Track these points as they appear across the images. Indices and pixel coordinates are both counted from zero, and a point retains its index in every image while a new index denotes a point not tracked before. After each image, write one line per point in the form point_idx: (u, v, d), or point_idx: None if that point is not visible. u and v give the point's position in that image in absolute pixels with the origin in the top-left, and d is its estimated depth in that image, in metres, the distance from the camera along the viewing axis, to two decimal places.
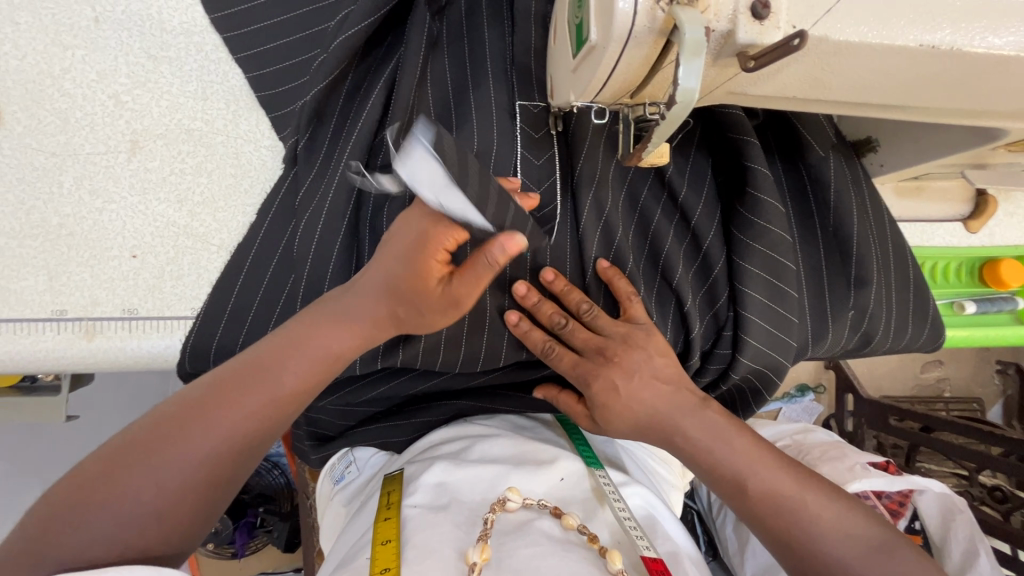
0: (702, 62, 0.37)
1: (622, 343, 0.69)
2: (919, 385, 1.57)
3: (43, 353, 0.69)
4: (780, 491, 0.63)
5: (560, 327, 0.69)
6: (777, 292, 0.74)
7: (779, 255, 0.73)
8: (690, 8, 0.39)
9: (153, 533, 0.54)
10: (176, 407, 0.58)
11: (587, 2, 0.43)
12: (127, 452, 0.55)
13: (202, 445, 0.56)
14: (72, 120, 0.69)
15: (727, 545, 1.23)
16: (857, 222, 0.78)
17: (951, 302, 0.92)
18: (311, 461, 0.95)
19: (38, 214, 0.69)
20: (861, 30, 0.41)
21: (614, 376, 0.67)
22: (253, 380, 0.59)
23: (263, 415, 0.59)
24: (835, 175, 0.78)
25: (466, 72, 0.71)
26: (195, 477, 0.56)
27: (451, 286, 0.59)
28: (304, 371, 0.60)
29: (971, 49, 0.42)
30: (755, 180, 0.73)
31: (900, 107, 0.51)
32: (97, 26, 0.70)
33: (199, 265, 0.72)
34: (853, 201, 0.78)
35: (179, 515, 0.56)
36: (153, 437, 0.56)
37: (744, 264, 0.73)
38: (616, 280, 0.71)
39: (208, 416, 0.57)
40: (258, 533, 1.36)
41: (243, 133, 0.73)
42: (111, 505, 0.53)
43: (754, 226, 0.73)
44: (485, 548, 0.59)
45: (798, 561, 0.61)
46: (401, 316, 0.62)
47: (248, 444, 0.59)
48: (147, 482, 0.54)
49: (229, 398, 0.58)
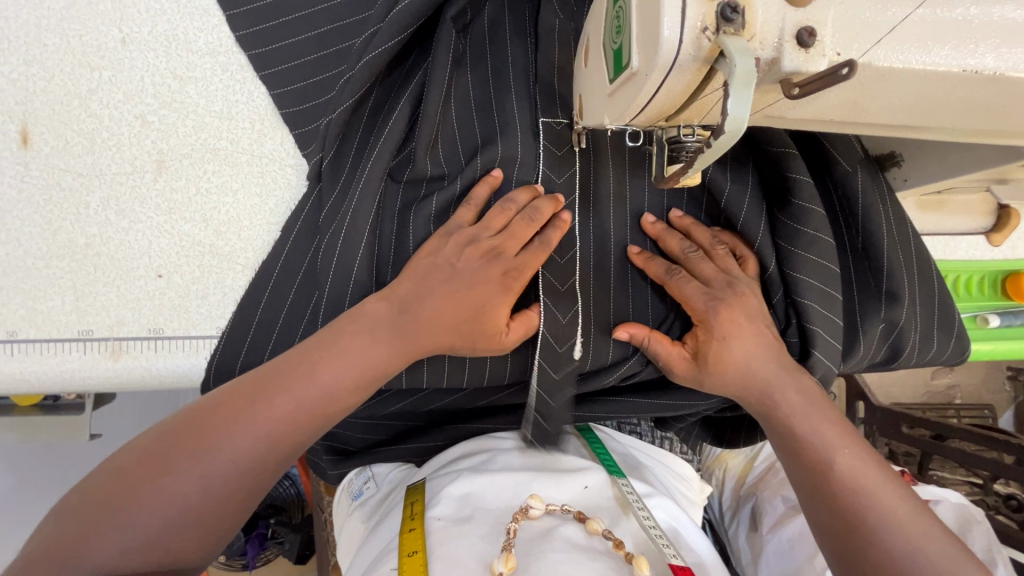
0: (753, 92, 0.36)
1: (731, 290, 0.72)
2: (931, 391, 1.57)
3: (70, 372, 0.69)
4: (854, 481, 0.64)
5: (689, 253, 0.73)
6: (831, 296, 0.75)
7: (831, 259, 0.75)
8: (737, 37, 0.38)
9: (186, 539, 0.54)
10: (209, 407, 0.58)
11: (627, 28, 0.43)
12: (164, 453, 0.55)
13: (237, 449, 0.56)
14: (99, 140, 0.70)
15: (740, 554, 1.23)
16: (887, 233, 0.78)
17: (974, 316, 0.93)
18: (329, 476, 0.95)
19: (66, 234, 0.69)
20: (905, 57, 0.41)
21: (739, 313, 0.71)
22: (289, 380, 0.59)
23: (292, 421, 0.58)
24: (864, 188, 0.77)
25: (490, 87, 0.71)
26: (230, 480, 0.56)
27: (508, 331, 0.68)
28: (317, 388, 0.59)
29: (1014, 73, 0.42)
30: (798, 191, 0.73)
31: (938, 129, 0.51)
32: (124, 47, 0.70)
33: (225, 285, 0.72)
34: (884, 215, 0.78)
35: (211, 522, 0.55)
36: (187, 438, 0.56)
37: (799, 269, 0.74)
38: (736, 242, 0.76)
39: (244, 415, 0.57)
40: (269, 545, 1.36)
41: (266, 151, 0.73)
42: (149, 504, 0.53)
43: (804, 234, 0.74)
44: (511, 557, 0.59)
45: (855, 548, 0.61)
46: (462, 341, 0.66)
47: (280, 447, 0.58)
48: (185, 482, 0.54)
49: (262, 403, 0.58)
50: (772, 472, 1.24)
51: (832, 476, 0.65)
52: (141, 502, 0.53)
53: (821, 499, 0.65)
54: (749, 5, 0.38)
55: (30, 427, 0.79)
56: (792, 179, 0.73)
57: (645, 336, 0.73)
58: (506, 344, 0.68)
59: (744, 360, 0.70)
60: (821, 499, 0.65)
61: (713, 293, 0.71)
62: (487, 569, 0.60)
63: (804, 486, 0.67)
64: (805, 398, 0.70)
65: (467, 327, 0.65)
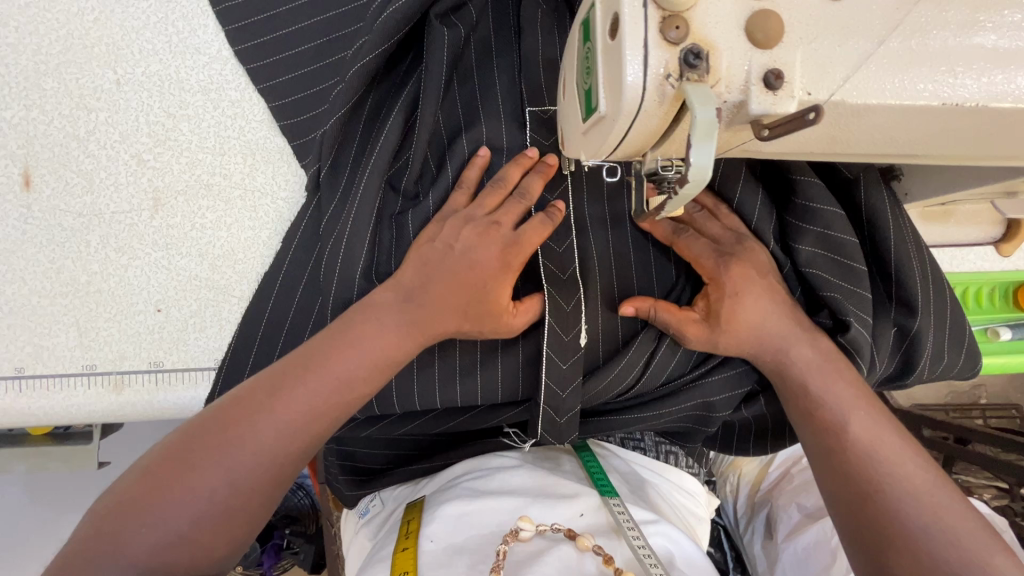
0: (716, 143, 0.35)
1: (739, 243, 0.71)
2: (953, 392, 1.52)
3: (76, 406, 0.71)
4: (874, 462, 0.63)
5: (695, 215, 0.72)
6: (848, 295, 0.72)
7: (842, 257, 0.73)
8: (700, 83, 0.38)
9: (217, 529, 0.55)
10: (230, 403, 0.59)
11: (595, 69, 0.43)
12: (192, 448, 0.56)
13: (258, 446, 0.57)
14: (97, 180, 0.72)
15: (756, 563, 1.21)
16: (898, 237, 0.75)
17: (985, 329, 0.90)
18: (345, 498, 0.95)
19: (68, 272, 0.71)
20: (879, 93, 0.40)
21: (750, 267, 0.69)
22: (309, 370, 0.60)
23: (311, 413, 0.59)
24: (873, 195, 0.75)
25: (478, 109, 0.71)
26: (255, 476, 0.57)
27: (513, 316, 0.66)
28: (314, 396, 0.59)
29: (998, 104, 0.41)
30: (808, 190, 0.72)
31: (929, 156, 0.49)
32: (119, 87, 0.72)
33: (221, 317, 0.73)
34: (898, 219, 0.76)
35: (241, 513, 0.56)
36: (214, 432, 0.57)
37: (807, 270, 0.72)
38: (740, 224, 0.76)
39: (267, 408, 0.58)
40: (285, 554, 1.37)
41: (258, 185, 0.74)
42: (175, 503, 0.54)
43: (812, 233, 0.72)
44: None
45: (873, 524, 0.60)
46: (465, 332, 0.65)
47: (301, 437, 0.59)
48: (209, 481, 0.55)
49: (286, 394, 0.59)
50: (788, 480, 1.22)
51: (849, 457, 0.64)
52: (167, 502, 0.53)
53: (839, 479, 0.64)
54: (712, 50, 0.38)
55: (43, 457, 0.81)
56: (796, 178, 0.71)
57: (650, 307, 0.69)
58: (511, 329, 0.66)
59: (755, 318, 0.69)
60: (838, 496, 0.64)
61: (723, 249, 0.70)
62: None
63: (823, 469, 0.66)
64: (821, 368, 0.69)
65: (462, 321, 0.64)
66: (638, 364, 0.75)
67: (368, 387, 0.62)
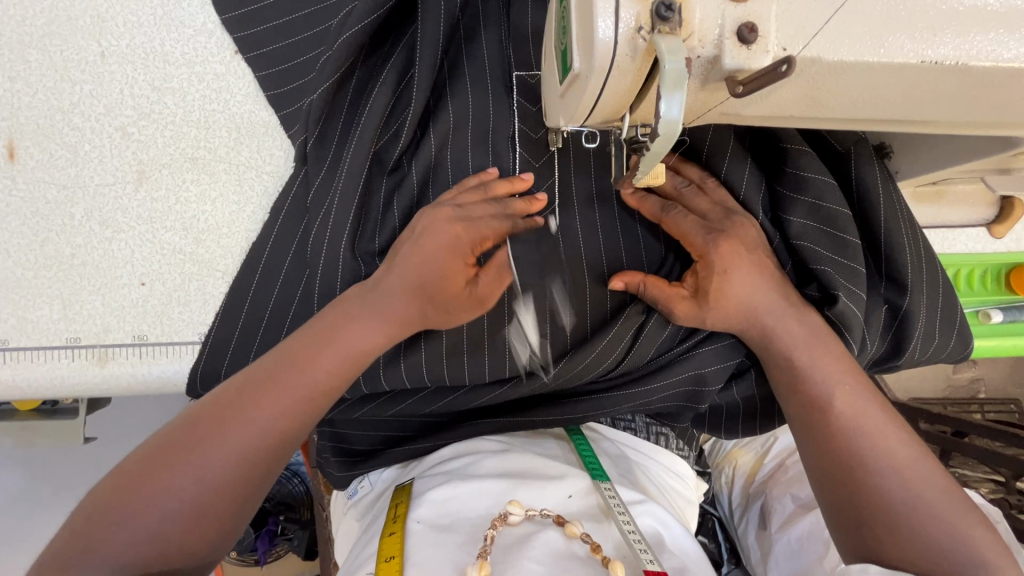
0: (684, 93, 0.35)
1: (728, 216, 0.69)
2: (952, 386, 1.51)
3: (59, 378, 0.71)
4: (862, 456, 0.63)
5: (681, 190, 0.70)
6: (842, 268, 0.71)
7: (836, 230, 0.72)
8: (672, 36, 0.37)
9: (193, 530, 0.54)
10: (211, 405, 0.58)
11: (570, 28, 0.42)
12: (170, 449, 0.55)
13: (239, 446, 0.56)
14: (82, 152, 0.71)
15: (749, 553, 1.21)
16: (890, 214, 0.75)
17: (977, 311, 0.90)
18: (333, 478, 0.92)
19: (53, 245, 0.71)
20: (855, 49, 0.39)
21: (737, 243, 0.67)
22: (288, 375, 0.59)
23: (289, 415, 0.58)
24: (863, 168, 0.74)
25: (465, 83, 0.70)
26: (230, 477, 0.56)
27: (476, 286, 0.63)
28: (292, 404, 0.59)
29: (978, 63, 0.40)
30: (799, 161, 0.72)
31: (911, 122, 0.48)
32: (104, 60, 0.72)
33: (206, 291, 0.73)
34: (889, 192, 0.75)
35: (217, 513, 0.55)
36: (191, 434, 0.56)
37: (799, 241, 0.72)
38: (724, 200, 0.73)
39: (246, 412, 0.57)
40: (279, 541, 1.39)
41: (243, 159, 0.74)
42: (148, 504, 0.53)
43: (803, 204, 0.72)
44: (485, 564, 0.57)
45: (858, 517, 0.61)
46: (429, 316, 0.63)
47: (280, 440, 0.58)
48: (189, 477, 0.54)
49: (265, 397, 0.58)
50: (782, 470, 1.21)
51: (840, 452, 0.64)
52: (141, 502, 0.53)
53: (828, 472, 0.64)
54: (685, 2, 0.37)
55: (30, 432, 0.81)
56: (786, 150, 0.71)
57: (640, 281, 0.69)
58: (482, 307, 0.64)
59: (745, 295, 0.67)
60: (823, 488, 0.64)
61: (712, 225, 0.68)
62: None
63: (813, 461, 0.66)
64: (807, 343, 0.68)
65: (436, 300, 0.61)
66: (625, 338, 0.74)
67: (344, 360, 0.60)
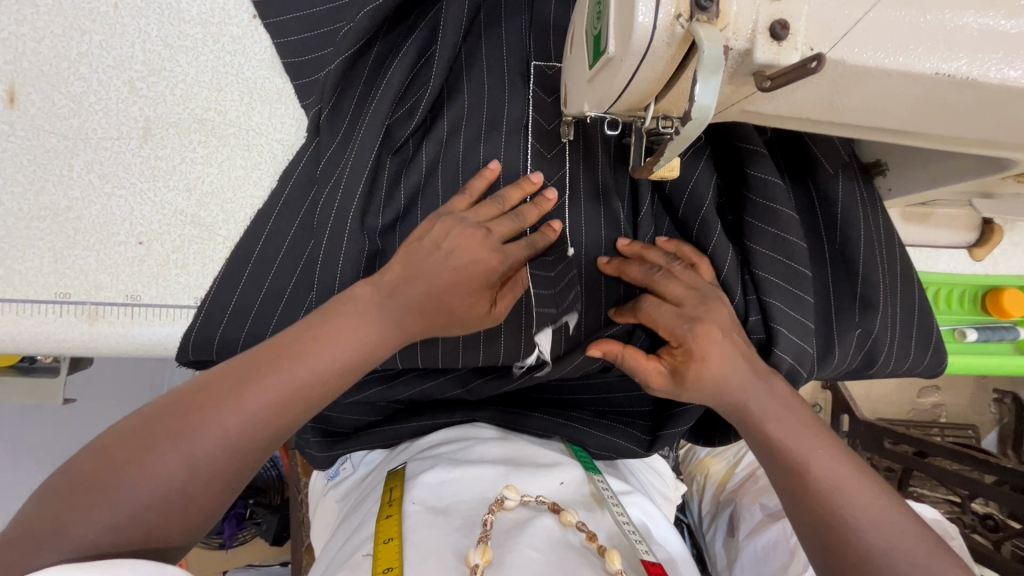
0: (720, 79, 0.37)
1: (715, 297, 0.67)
2: (916, 408, 1.57)
3: (44, 332, 0.69)
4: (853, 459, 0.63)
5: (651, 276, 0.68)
6: (795, 303, 0.72)
7: (795, 265, 0.72)
8: (710, 25, 0.39)
9: (173, 515, 0.51)
10: (196, 389, 0.54)
11: (606, 13, 0.43)
12: (150, 432, 0.52)
13: (223, 431, 0.53)
14: (86, 104, 0.70)
15: (716, 560, 1.23)
16: (865, 239, 0.78)
17: (952, 329, 0.94)
18: (314, 459, 0.87)
19: (48, 196, 0.69)
20: (878, 55, 0.41)
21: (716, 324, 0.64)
22: (280, 362, 0.55)
23: (280, 402, 0.55)
24: (845, 193, 0.77)
25: (484, 66, 0.71)
26: (217, 462, 0.52)
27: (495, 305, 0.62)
28: (280, 392, 0.55)
29: (986, 80, 0.42)
30: (770, 192, 0.72)
31: (918, 133, 0.51)
32: (116, 12, 0.70)
33: (205, 256, 0.72)
34: (861, 220, 0.78)
35: (200, 499, 0.52)
36: (173, 417, 0.53)
37: (759, 271, 0.72)
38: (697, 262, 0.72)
39: (233, 397, 0.54)
40: (247, 525, 1.36)
41: (253, 124, 0.73)
42: (131, 489, 0.49)
43: (764, 233, 0.72)
44: (487, 550, 0.55)
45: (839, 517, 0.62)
46: (437, 329, 0.61)
47: (269, 429, 0.55)
48: (170, 460, 0.51)
49: (254, 386, 0.54)
50: (753, 480, 1.22)
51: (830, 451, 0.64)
52: (123, 488, 0.49)
53: None
54: None
55: (5, 388, 0.79)
56: (757, 177, 0.72)
57: (620, 350, 0.67)
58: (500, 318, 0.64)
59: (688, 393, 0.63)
60: None
61: (688, 312, 0.65)
62: (462, 560, 0.57)
63: None
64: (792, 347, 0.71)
65: (455, 313, 0.60)
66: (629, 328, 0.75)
67: (342, 348, 0.57)
